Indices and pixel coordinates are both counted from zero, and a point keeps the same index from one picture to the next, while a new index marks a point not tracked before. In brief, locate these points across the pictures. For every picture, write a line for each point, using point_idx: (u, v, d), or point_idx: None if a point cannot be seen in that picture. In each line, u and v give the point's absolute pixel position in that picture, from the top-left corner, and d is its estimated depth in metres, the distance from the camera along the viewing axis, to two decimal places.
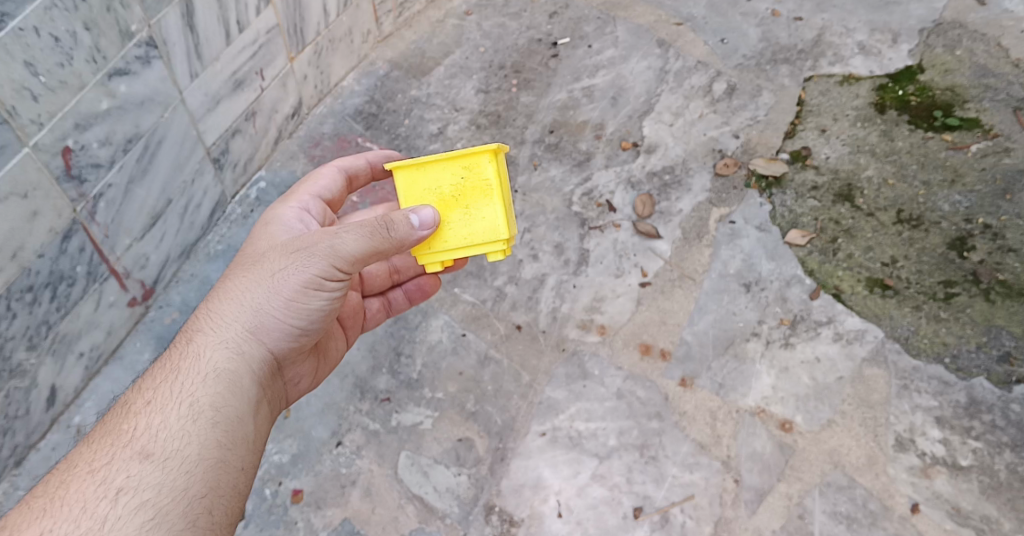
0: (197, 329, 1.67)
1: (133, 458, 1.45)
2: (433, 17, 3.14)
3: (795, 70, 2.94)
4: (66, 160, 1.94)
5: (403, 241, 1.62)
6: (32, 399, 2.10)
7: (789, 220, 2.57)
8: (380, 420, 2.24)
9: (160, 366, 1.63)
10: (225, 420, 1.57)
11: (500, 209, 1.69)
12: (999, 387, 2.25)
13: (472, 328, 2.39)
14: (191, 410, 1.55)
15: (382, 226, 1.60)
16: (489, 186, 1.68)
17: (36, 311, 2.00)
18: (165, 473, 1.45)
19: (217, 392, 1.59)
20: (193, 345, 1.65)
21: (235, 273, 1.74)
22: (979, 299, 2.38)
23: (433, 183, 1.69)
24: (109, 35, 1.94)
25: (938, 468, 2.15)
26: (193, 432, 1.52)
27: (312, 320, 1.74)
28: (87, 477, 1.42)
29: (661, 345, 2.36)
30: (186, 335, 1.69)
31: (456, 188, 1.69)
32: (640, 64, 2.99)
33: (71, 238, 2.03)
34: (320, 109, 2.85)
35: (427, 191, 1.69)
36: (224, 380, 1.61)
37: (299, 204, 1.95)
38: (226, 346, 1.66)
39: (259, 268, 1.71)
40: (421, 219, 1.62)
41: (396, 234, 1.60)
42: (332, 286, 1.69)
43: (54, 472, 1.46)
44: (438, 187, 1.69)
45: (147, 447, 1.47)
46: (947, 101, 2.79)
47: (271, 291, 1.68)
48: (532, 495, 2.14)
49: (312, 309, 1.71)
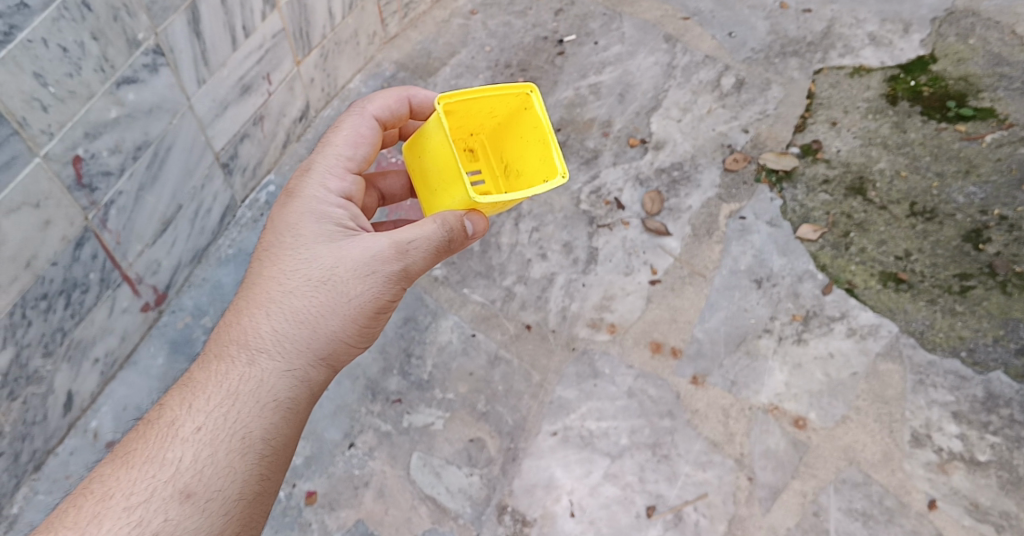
0: (257, 350, 1.65)
1: (174, 499, 1.49)
2: (439, 17, 3.13)
3: (805, 63, 2.92)
4: (77, 170, 1.96)
5: (459, 247, 1.75)
6: (49, 405, 2.12)
7: (800, 215, 2.55)
8: (391, 422, 2.24)
9: (207, 384, 1.62)
10: (281, 454, 1.61)
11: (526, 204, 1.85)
12: (1017, 381, 2.22)
13: (482, 328, 2.39)
14: (251, 444, 1.57)
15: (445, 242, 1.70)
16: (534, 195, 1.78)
17: (51, 318, 2.02)
18: (205, 516, 1.49)
19: (266, 423, 1.61)
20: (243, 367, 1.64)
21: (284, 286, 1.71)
22: (995, 292, 2.35)
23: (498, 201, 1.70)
24: (116, 44, 1.94)
25: (956, 463, 2.13)
26: (239, 471, 1.55)
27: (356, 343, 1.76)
28: (124, 514, 1.46)
29: (672, 343, 2.35)
30: (233, 349, 1.67)
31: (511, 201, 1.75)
32: (647, 60, 2.97)
33: (84, 246, 2.04)
34: (329, 111, 2.85)
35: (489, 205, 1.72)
36: (282, 409, 1.63)
37: (340, 186, 1.80)
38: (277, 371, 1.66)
39: (313, 288, 1.69)
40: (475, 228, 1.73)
41: (454, 246, 1.74)
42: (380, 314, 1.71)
43: (89, 492, 1.49)
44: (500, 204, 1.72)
45: (190, 487, 1.50)
46: (961, 91, 2.75)
47: (333, 316, 1.69)
48: (545, 495, 2.14)
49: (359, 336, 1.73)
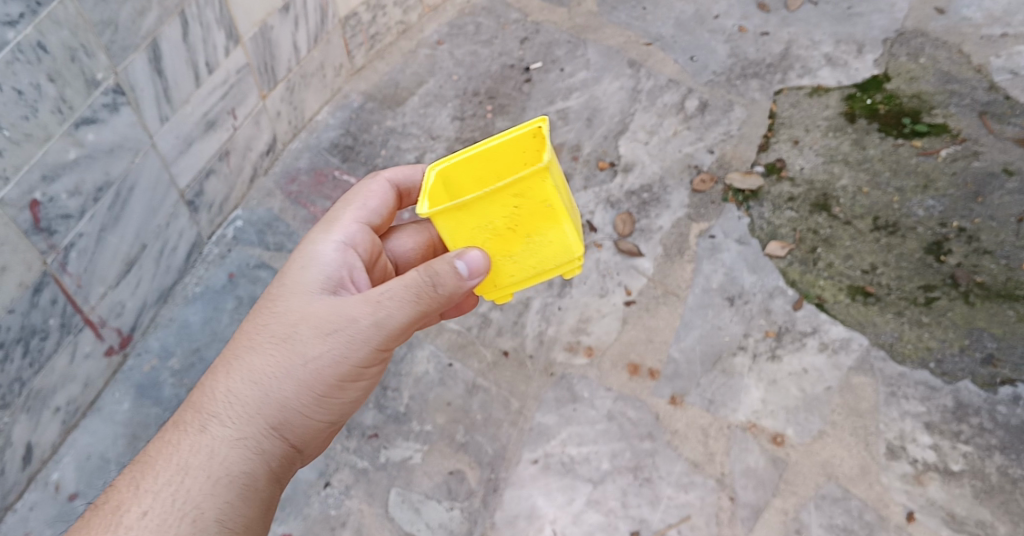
0: (213, 416, 1.59)
1: None
2: (405, 47, 3.13)
3: (765, 84, 2.98)
4: (35, 213, 1.90)
5: (448, 295, 1.62)
6: (8, 458, 2.04)
7: (768, 233, 2.59)
8: (368, 458, 2.20)
9: (169, 441, 1.56)
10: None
11: (567, 230, 1.58)
12: (984, 390, 2.26)
13: (458, 356, 2.36)
14: (197, 523, 1.47)
15: (430, 284, 1.61)
16: (552, 213, 1.55)
17: (8, 368, 1.95)
18: None
19: (228, 501, 1.52)
20: (207, 433, 1.57)
21: (260, 342, 1.66)
22: (959, 302, 2.40)
23: (485, 220, 1.56)
24: (74, 84, 1.90)
25: (931, 474, 2.15)
26: None
27: (336, 411, 1.72)
28: None
29: (649, 364, 2.35)
30: (197, 412, 1.61)
31: (508, 222, 1.56)
32: (613, 85, 3.00)
33: (42, 291, 1.98)
34: (296, 144, 2.83)
35: (482, 229, 1.57)
36: (238, 485, 1.55)
37: (341, 236, 1.80)
38: (240, 441, 1.58)
39: (286, 345, 1.63)
40: (468, 264, 1.57)
41: (442, 290, 1.60)
42: (363, 374, 1.68)
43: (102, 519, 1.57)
44: (491, 224, 1.56)
45: None
46: (915, 108, 2.83)
47: (305, 374, 1.63)
48: (528, 525, 2.11)
49: (341, 401, 1.70)
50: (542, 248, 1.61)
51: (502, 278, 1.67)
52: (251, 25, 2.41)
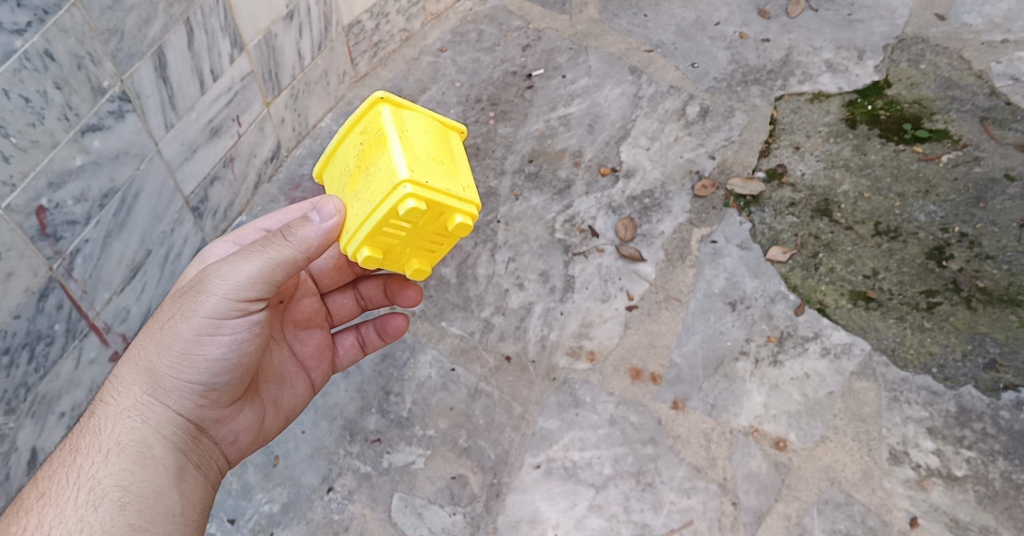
0: (99, 401, 1.67)
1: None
2: (408, 54, 3.15)
3: (766, 90, 2.99)
4: (41, 219, 1.91)
5: (295, 240, 1.60)
6: (13, 463, 2.04)
7: (769, 237, 2.60)
8: (371, 462, 2.20)
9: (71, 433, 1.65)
10: (135, 501, 1.54)
11: (392, 154, 1.54)
12: (987, 395, 2.26)
13: (461, 361, 2.37)
14: (91, 493, 1.52)
15: (281, 235, 1.61)
16: (382, 136, 1.58)
17: (14, 373, 1.96)
18: None
19: (121, 470, 1.57)
20: (96, 419, 1.64)
21: (140, 331, 1.74)
22: (960, 307, 2.41)
23: (346, 162, 1.68)
24: (80, 92, 1.92)
25: (934, 479, 2.14)
26: (89, 519, 1.48)
27: (221, 373, 1.72)
28: None
29: (651, 369, 2.35)
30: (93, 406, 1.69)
31: (359, 157, 1.63)
32: (614, 91, 3.02)
33: (48, 296, 1.99)
34: (299, 150, 2.84)
35: (343, 172, 1.68)
36: (128, 454, 1.60)
37: (235, 240, 1.97)
38: (128, 417, 1.64)
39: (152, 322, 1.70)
40: (322, 213, 1.59)
41: (295, 237, 1.59)
42: (233, 328, 1.67)
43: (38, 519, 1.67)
44: (348, 164, 1.67)
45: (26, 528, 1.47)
46: (916, 114, 2.85)
47: (165, 340, 1.66)
48: (531, 530, 2.11)
49: (221, 361, 1.70)
50: (375, 179, 1.56)
51: (351, 221, 1.59)
52: (255, 33, 2.43)
